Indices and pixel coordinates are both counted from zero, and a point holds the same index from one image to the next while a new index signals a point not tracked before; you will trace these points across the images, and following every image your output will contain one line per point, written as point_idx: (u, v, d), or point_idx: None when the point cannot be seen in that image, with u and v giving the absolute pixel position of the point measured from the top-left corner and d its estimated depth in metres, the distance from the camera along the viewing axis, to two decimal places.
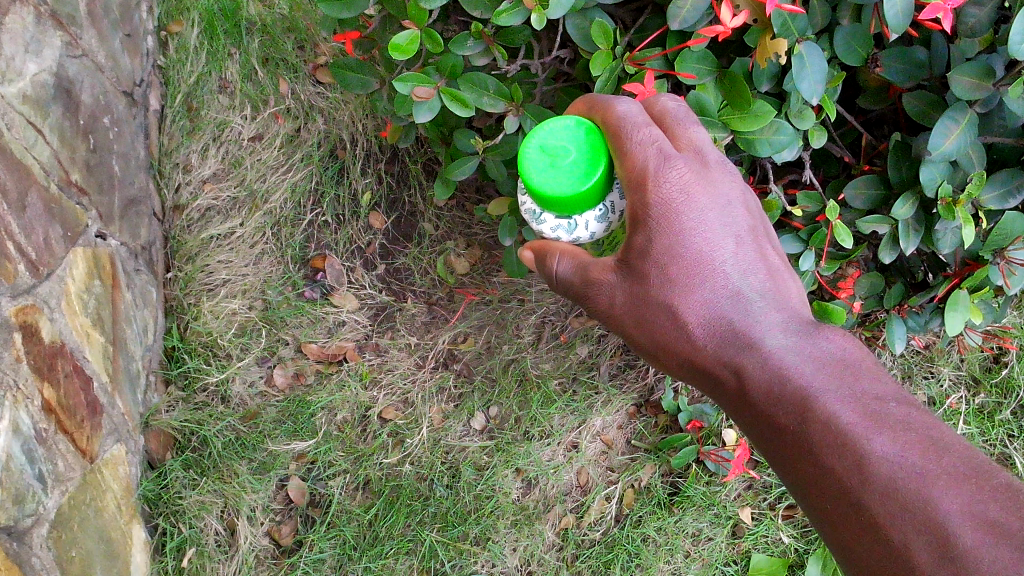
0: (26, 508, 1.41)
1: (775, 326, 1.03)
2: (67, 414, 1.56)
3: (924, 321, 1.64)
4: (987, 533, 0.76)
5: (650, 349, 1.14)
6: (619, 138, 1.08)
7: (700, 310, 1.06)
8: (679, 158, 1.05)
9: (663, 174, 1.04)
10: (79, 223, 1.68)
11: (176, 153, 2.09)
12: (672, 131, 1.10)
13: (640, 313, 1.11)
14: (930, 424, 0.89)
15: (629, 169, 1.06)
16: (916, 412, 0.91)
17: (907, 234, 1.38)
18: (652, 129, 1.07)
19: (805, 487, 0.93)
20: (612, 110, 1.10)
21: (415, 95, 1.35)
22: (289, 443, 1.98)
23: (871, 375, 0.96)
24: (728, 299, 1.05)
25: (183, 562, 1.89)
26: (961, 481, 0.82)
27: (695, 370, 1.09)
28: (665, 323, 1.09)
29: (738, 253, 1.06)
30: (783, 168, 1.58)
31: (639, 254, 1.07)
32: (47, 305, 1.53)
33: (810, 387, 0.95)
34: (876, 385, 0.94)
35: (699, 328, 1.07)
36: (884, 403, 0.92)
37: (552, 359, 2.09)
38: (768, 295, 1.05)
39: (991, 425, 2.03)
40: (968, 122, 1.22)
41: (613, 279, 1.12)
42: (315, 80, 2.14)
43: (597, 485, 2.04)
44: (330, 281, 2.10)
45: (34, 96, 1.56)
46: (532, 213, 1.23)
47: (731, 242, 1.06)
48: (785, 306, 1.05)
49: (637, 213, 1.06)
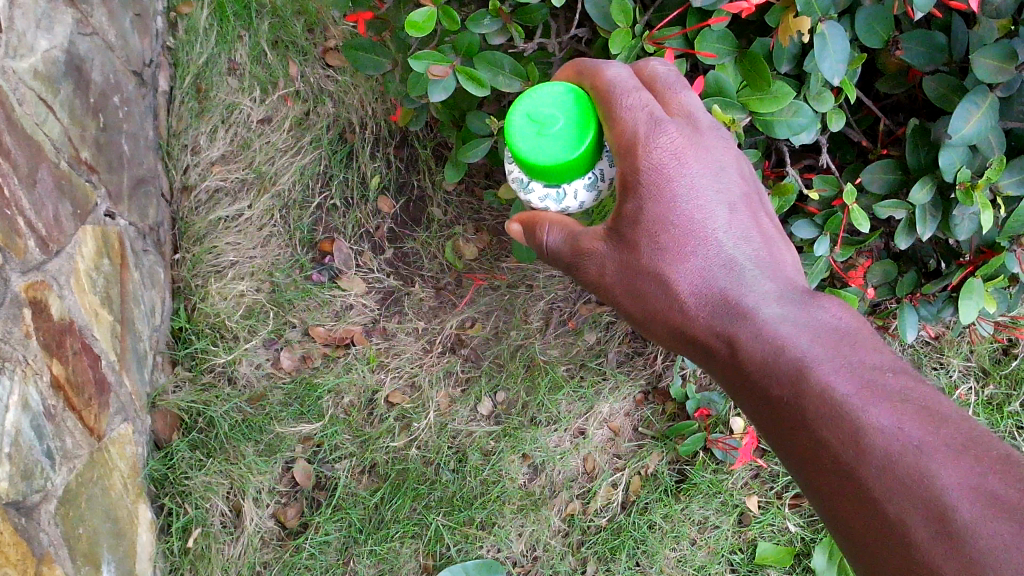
0: (34, 484, 1.40)
1: (769, 296, 1.02)
2: (75, 391, 1.55)
3: (936, 309, 1.62)
4: (987, 508, 0.75)
5: (644, 320, 1.14)
6: (609, 102, 1.09)
7: (692, 279, 1.06)
8: (670, 123, 1.07)
9: (653, 139, 1.05)
10: (88, 200, 1.67)
11: (184, 135, 2.08)
12: (662, 94, 1.11)
13: (633, 284, 1.11)
14: (927, 395, 0.88)
15: (619, 134, 1.08)
16: (913, 382, 0.90)
17: (924, 220, 1.36)
18: (641, 94, 1.09)
19: (798, 458, 0.92)
20: (602, 74, 1.12)
21: (431, 72, 1.34)
22: (296, 426, 1.98)
23: (866, 345, 0.96)
24: (721, 268, 1.05)
25: (188, 543, 1.88)
26: (959, 452, 0.80)
27: (688, 342, 1.09)
28: (658, 293, 1.10)
29: (733, 221, 1.07)
30: (799, 152, 1.57)
31: (632, 223, 1.08)
32: (56, 282, 1.52)
33: (804, 356, 0.95)
34: (872, 356, 0.94)
35: (691, 298, 1.07)
36: (880, 373, 0.91)
37: (561, 345, 2.08)
38: (764, 264, 1.05)
39: (1000, 417, 2.02)
40: (989, 106, 1.20)
41: (604, 249, 1.13)
42: (326, 63, 2.10)
43: (604, 472, 2.04)
44: (338, 264, 2.10)
45: (45, 72, 1.55)
46: (520, 182, 1.22)
47: (725, 210, 1.07)
48: (779, 274, 1.05)
49: (629, 180, 1.07)
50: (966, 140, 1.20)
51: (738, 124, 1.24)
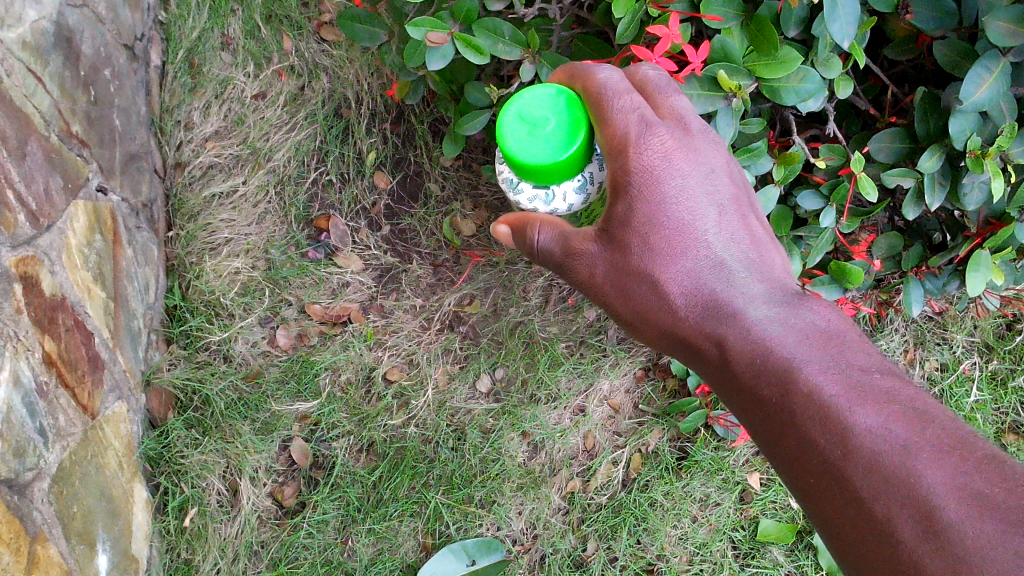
0: (27, 461, 1.38)
1: (756, 299, 1.01)
2: (68, 368, 1.53)
3: (942, 283, 1.60)
4: (972, 507, 0.73)
5: (634, 321, 1.13)
6: (601, 105, 1.06)
7: (682, 281, 1.05)
8: (661, 125, 1.05)
9: (645, 140, 1.04)
10: (79, 175, 1.64)
11: (177, 110, 2.01)
12: (655, 97, 1.10)
13: (622, 284, 1.10)
14: (915, 397, 0.86)
15: (610, 136, 1.05)
16: (900, 383, 0.88)
17: (933, 189, 1.35)
18: (632, 95, 1.06)
19: (787, 461, 0.90)
20: (592, 77, 1.09)
21: (428, 40, 1.32)
22: (292, 404, 1.96)
23: (855, 347, 0.94)
24: (711, 269, 1.04)
25: (185, 522, 1.85)
26: (945, 452, 0.78)
27: (679, 344, 1.08)
28: (647, 293, 1.08)
29: (722, 223, 1.06)
30: (804, 124, 1.56)
31: (621, 223, 1.06)
32: (48, 257, 1.49)
33: (792, 359, 0.93)
34: (860, 356, 0.92)
35: (681, 299, 1.06)
36: (868, 374, 0.89)
37: (560, 322, 2.05)
38: (752, 267, 1.04)
39: (1004, 393, 2.01)
40: (1002, 71, 1.18)
41: (593, 249, 1.11)
42: (320, 37, 2.07)
43: (604, 450, 2.03)
44: (334, 241, 2.07)
45: (33, 44, 1.51)
46: (511, 182, 1.20)
47: (714, 211, 1.06)
48: (767, 277, 1.04)
49: (618, 181, 1.05)
50: (978, 106, 1.18)
51: (743, 89, 1.22)
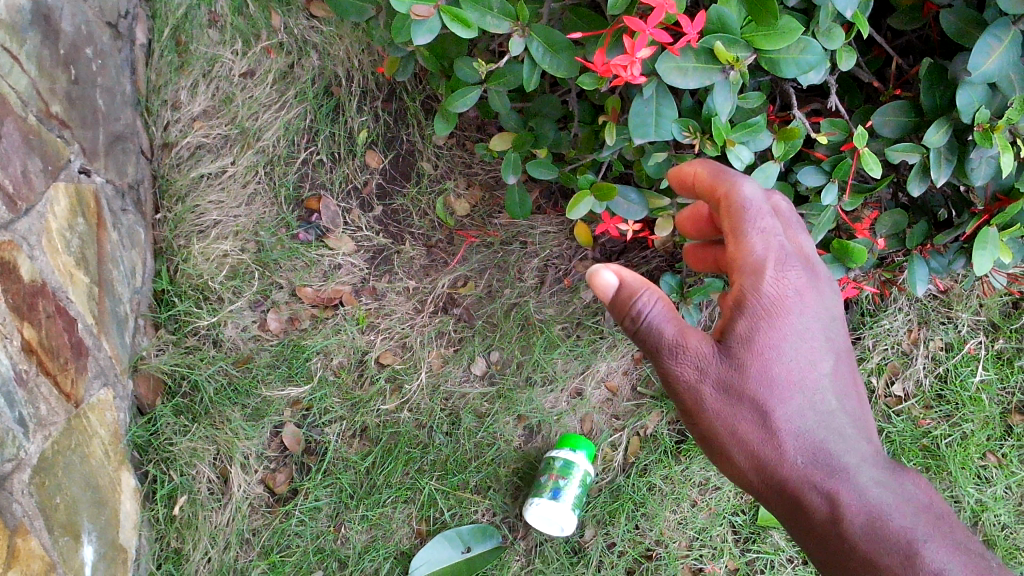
0: (5, 453, 1.34)
1: (866, 459, 1.11)
2: (49, 356, 1.49)
3: (948, 262, 1.56)
4: None
5: (719, 437, 1.15)
6: (739, 221, 1.11)
7: (793, 418, 1.10)
8: (794, 267, 1.11)
9: (781, 276, 1.09)
10: (60, 157, 1.60)
11: (164, 90, 1.94)
12: (787, 228, 1.14)
13: (728, 405, 1.11)
14: (982, 551, 1.07)
15: (743, 254, 1.10)
16: (996, 564, 1.06)
17: (939, 164, 1.31)
18: (770, 218, 1.11)
19: None
20: (738, 190, 1.12)
21: (415, 13, 1.26)
22: (283, 389, 1.92)
23: (957, 527, 1.09)
24: (818, 420, 1.10)
25: (175, 510, 1.82)
26: None
27: (774, 485, 1.13)
28: (749, 420, 1.11)
29: (834, 372, 1.12)
30: (805, 97, 1.51)
31: (743, 342, 1.09)
32: (26, 242, 1.45)
33: (913, 532, 1.05)
34: (961, 534, 1.07)
35: (793, 448, 1.10)
36: (975, 556, 1.04)
37: (557, 304, 2.04)
38: (859, 428, 1.12)
39: (1010, 372, 1.96)
40: (1012, 40, 1.13)
41: (708, 352, 1.11)
42: (310, 13, 2.01)
43: (602, 433, 2.00)
44: (325, 223, 2.02)
45: (8, 21, 1.45)
46: None
47: (828, 357, 1.12)
48: (868, 436, 1.13)
49: (744, 300, 1.09)
50: (987, 78, 1.13)
51: (740, 62, 1.17)
